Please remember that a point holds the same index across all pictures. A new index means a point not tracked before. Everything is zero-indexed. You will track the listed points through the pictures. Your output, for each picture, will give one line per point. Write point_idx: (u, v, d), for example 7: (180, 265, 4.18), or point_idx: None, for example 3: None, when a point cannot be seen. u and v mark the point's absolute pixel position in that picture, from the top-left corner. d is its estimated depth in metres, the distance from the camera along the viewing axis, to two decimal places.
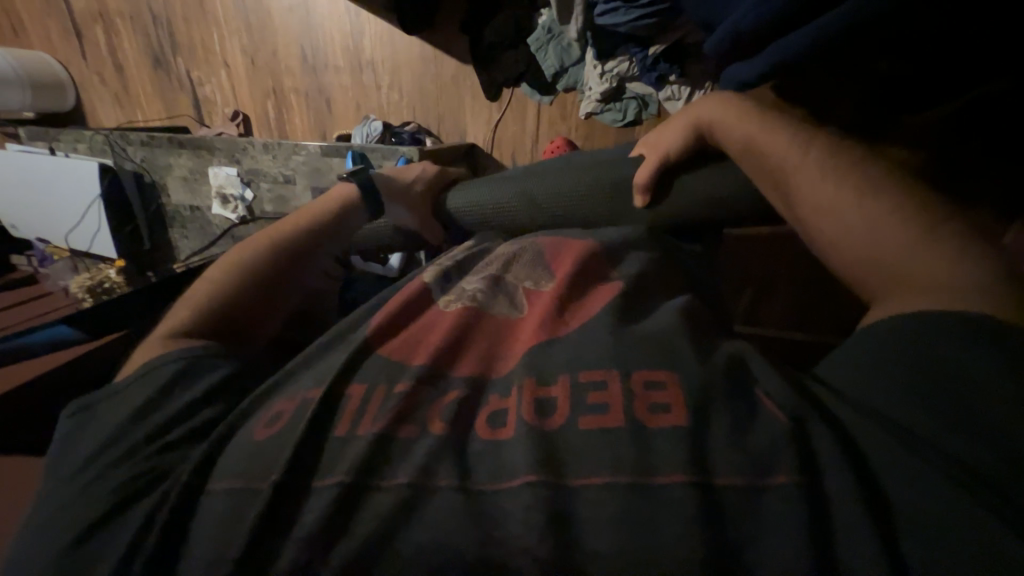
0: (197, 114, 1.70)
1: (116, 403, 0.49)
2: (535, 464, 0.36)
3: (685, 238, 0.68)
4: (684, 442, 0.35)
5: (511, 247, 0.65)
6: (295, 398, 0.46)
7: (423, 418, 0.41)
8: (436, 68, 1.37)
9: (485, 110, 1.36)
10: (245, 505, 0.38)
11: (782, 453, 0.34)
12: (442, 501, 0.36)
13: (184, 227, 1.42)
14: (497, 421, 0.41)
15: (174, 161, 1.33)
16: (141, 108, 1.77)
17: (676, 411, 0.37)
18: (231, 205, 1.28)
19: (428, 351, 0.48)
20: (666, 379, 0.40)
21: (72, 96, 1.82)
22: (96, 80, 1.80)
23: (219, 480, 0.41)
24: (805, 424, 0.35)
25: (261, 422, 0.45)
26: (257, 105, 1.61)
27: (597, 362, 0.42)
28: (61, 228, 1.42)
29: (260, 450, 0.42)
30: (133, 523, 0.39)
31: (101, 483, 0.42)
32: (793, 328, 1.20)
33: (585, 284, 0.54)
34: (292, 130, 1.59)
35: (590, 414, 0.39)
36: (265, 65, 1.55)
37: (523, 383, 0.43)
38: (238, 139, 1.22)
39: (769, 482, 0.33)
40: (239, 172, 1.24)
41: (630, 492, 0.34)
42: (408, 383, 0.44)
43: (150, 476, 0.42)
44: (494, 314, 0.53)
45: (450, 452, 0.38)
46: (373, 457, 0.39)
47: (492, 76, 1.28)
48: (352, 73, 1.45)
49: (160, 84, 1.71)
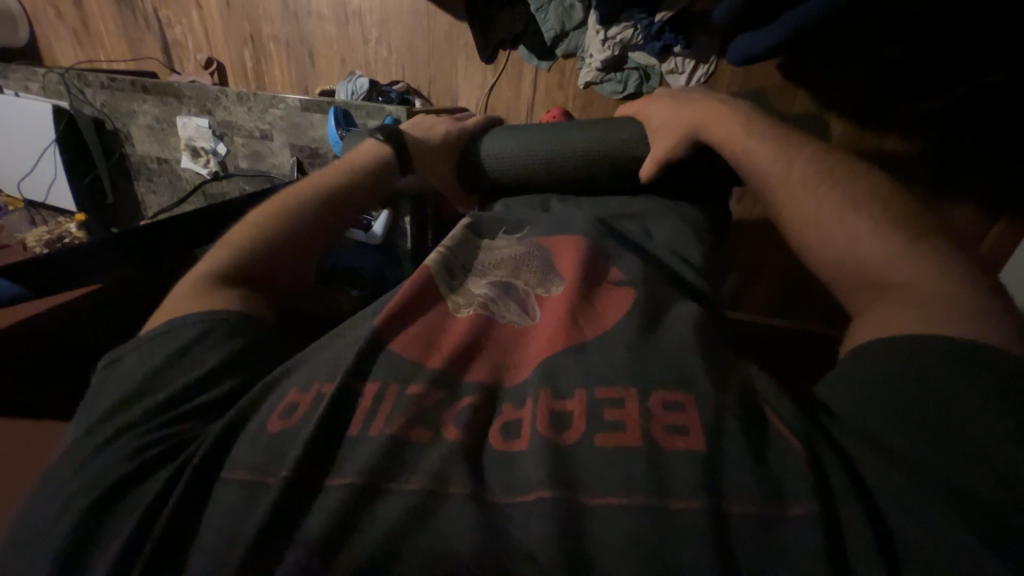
0: (166, 59, 1.57)
1: (138, 362, 0.47)
2: (550, 480, 0.35)
3: (688, 245, 0.63)
4: (700, 464, 0.35)
5: (518, 247, 0.61)
6: (308, 388, 0.44)
7: (438, 422, 0.40)
8: (429, 25, 1.28)
9: (480, 74, 1.29)
10: (249, 505, 0.37)
11: (795, 477, 0.34)
12: (453, 510, 0.34)
13: (151, 180, 1.33)
14: (511, 432, 0.40)
15: (139, 108, 1.24)
16: (103, 47, 1.63)
17: (693, 432, 0.37)
18: (203, 159, 1.20)
19: (441, 355, 0.45)
20: (683, 401, 0.39)
21: (24, 29, 1.66)
22: (51, 12, 1.63)
23: (230, 467, 0.39)
24: (818, 447, 0.36)
25: (275, 413, 0.42)
26: (232, 53, 1.49)
27: (612, 378, 0.41)
28: (15, 174, 1.31)
29: (273, 443, 0.40)
30: (150, 495, 0.38)
31: (122, 445, 0.40)
32: (770, 315, 1.22)
33: (598, 294, 0.51)
34: (271, 83, 1.49)
35: (604, 431, 0.38)
36: (242, 8, 1.42)
37: (538, 395, 0.41)
38: (210, 88, 1.14)
39: (789, 513, 0.32)
40: (211, 124, 1.16)
41: (645, 510, 0.33)
42: (421, 386, 0.42)
43: (173, 445, 0.41)
44: (504, 324, 0.50)
45: (464, 463, 0.37)
46: (385, 461, 0.37)
47: (489, 37, 1.19)
48: (339, 25, 1.35)
49: (124, 22, 1.56)
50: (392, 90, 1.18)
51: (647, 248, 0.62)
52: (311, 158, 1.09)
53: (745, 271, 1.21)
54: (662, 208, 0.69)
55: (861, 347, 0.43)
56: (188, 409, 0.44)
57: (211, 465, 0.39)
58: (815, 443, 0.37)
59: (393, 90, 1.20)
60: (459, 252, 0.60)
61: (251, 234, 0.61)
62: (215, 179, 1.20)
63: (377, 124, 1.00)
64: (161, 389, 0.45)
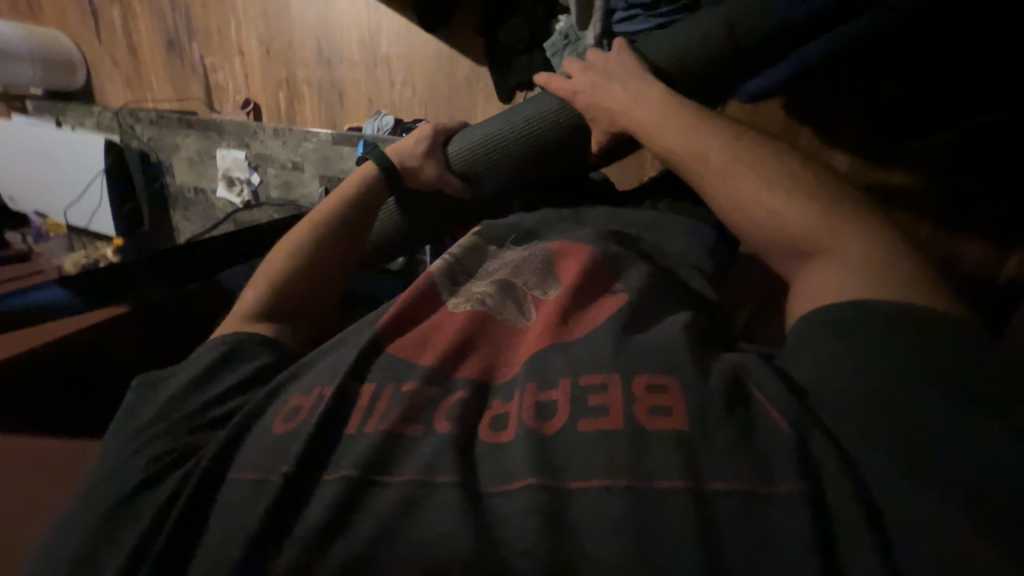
0: (206, 99, 1.69)
1: (171, 379, 0.51)
2: (535, 466, 0.36)
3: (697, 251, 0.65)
4: (682, 444, 0.35)
5: (520, 253, 0.62)
6: (310, 391, 0.45)
7: (429, 417, 0.41)
8: (450, 70, 1.38)
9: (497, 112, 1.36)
10: (256, 497, 0.37)
11: (782, 458, 0.34)
12: (443, 496, 0.35)
13: (186, 207, 1.40)
14: (499, 424, 0.41)
15: (181, 142, 1.34)
16: (152, 91, 1.77)
17: (675, 414, 0.37)
18: (237, 188, 1.27)
19: (433, 352, 0.46)
20: (666, 383, 0.39)
21: (83, 76, 1.82)
22: (109, 61, 1.79)
23: (238, 466, 0.41)
24: (798, 423, 0.36)
25: (278, 415, 0.44)
26: (267, 95, 1.61)
27: (597, 367, 0.42)
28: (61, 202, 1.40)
29: (277, 441, 0.41)
30: (161, 498, 0.41)
31: (142, 455, 0.43)
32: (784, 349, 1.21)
33: (590, 298, 0.52)
34: (302, 123, 1.60)
35: (589, 417, 0.38)
36: (279, 55, 1.55)
37: (524, 387, 0.42)
38: (249, 124, 1.23)
39: (775, 491, 0.33)
40: (247, 156, 1.24)
41: (628, 489, 0.33)
42: (415, 382, 0.43)
43: (184, 455, 0.43)
44: (499, 319, 0.51)
45: (453, 454, 0.38)
46: (379, 453, 0.38)
47: (508, 79, 1.27)
48: (366, 69, 1.46)
49: (173, 68, 1.71)
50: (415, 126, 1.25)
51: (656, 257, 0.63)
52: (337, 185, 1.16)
53: (756, 304, 1.21)
54: (667, 218, 0.70)
55: (817, 326, 0.43)
56: (208, 419, 0.46)
57: (222, 464, 0.41)
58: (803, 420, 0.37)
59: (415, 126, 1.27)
60: (466, 260, 0.62)
61: (263, 292, 0.60)
62: (245, 208, 1.28)
63: None
64: (183, 402, 0.47)
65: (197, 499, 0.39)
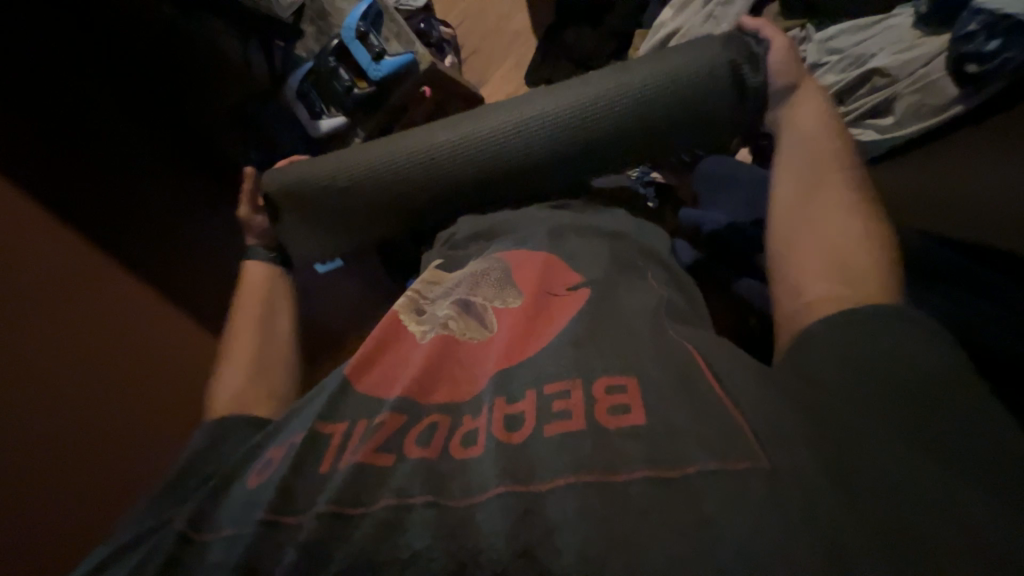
0: None
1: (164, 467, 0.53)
2: (505, 477, 0.38)
3: (669, 269, 0.62)
4: (641, 438, 0.38)
5: (479, 262, 0.62)
6: (283, 442, 0.47)
7: (399, 446, 0.42)
8: (501, 13, 1.34)
9: (517, 53, 1.31)
10: (229, 552, 0.39)
11: (735, 440, 0.37)
12: (416, 519, 0.37)
13: None
14: (469, 440, 0.42)
15: None
16: None
17: (634, 410, 0.40)
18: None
19: (401, 384, 0.47)
20: (625, 384, 0.42)
21: None
22: None
23: (212, 527, 0.42)
24: (751, 411, 0.39)
25: (253, 470, 0.46)
26: None
27: (559, 374, 0.44)
28: None
29: (249, 497, 0.42)
30: (133, 563, 0.43)
31: (129, 530, 0.46)
32: None
33: (552, 304, 0.54)
34: None
35: (554, 421, 0.41)
36: None
37: (493, 403, 0.44)
38: None
39: (728, 471, 0.35)
40: None
41: (590, 485, 0.36)
42: (386, 413, 0.44)
43: (157, 523, 0.46)
44: (464, 339, 0.52)
45: (424, 477, 0.40)
46: (353, 491, 0.39)
47: (555, 33, 1.23)
48: None
49: None
50: (432, 28, 1.19)
51: (631, 253, 0.62)
52: (317, 18, 1.01)
53: None
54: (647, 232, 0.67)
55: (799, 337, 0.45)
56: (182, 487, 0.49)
57: (194, 525, 0.42)
58: (753, 406, 0.39)
59: (435, 28, 1.22)
60: (424, 291, 0.61)
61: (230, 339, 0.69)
62: None
63: (397, 47, 1.00)
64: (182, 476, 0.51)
65: (166, 563, 0.40)
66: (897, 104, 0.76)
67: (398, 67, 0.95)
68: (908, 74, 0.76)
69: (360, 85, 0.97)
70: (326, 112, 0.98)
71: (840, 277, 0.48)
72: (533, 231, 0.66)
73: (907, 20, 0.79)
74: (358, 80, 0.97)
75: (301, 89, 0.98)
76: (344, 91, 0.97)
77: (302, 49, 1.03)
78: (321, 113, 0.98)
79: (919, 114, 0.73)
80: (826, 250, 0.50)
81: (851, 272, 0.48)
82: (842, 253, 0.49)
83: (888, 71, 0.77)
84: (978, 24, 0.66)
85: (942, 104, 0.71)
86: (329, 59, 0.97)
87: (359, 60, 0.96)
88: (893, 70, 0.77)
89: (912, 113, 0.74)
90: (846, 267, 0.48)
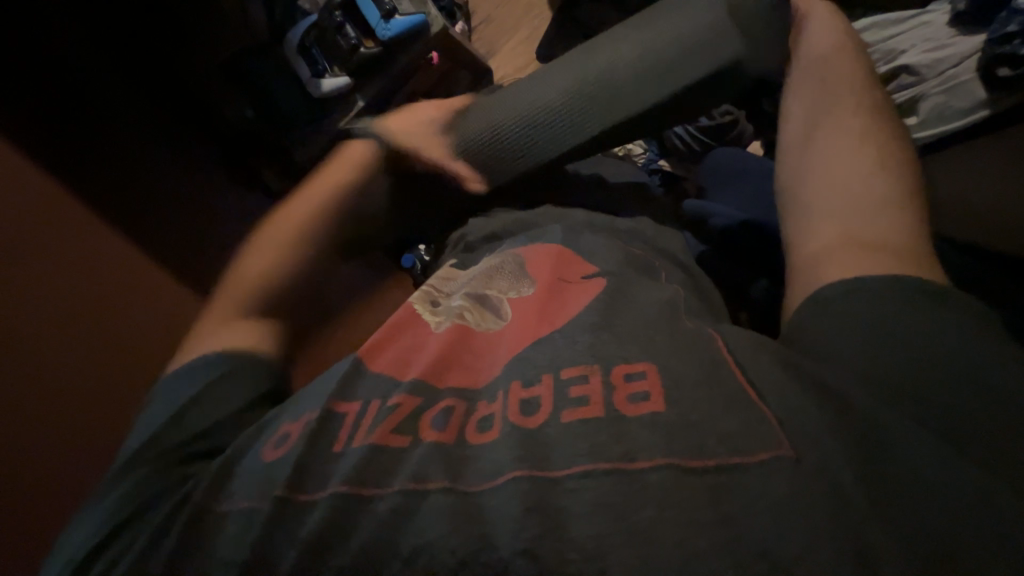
0: None
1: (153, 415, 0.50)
2: (520, 461, 0.37)
3: (686, 274, 0.60)
4: (663, 432, 0.37)
5: (494, 257, 0.61)
6: (299, 418, 0.45)
7: (415, 427, 0.42)
8: None
9: (528, 25, 1.28)
10: (247, 525, 0.39)
11: (762, 440, 0.36)
12: (430, 499, 0.37)
13: None
14: (484, 423, 0.42)
15: None
16: None
17: (654, 398, 0.39)
18: None
19: (416, 368, 0.46)
20: (644, 369, 0.41)
21: None
22: None
23: (228, 498, 0.41)
24: (775, 410, 0.38)
25: (268, 443, 0.44)
26: None
27: (578, 360, 0.43)
28: None
29: (266, 471, 0.41)
30: (147, 528, 0.42)
31: (126, 481, 0.44)
32: None
33: (569, 289, 0.53)
34: None
35: (572, 407, 0.40)
36: None
37: (509, 387, 0.43)
38: None
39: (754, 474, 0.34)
40: None
41: (608, 474, 0.35)
42: (402, 394, 0.44)
43: (166, 482, 0.44)
44: (479, 329, 0.51)
45: (439, 457, 0.39)
46: (366, 469, 0.39)
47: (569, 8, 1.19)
48: None
49: None
50: None
51: (646, 257, 0.60)
52: None
53: None
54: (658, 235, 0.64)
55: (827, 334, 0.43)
56: (188, 439, 0.46)
57: (211, 497, 0.41)
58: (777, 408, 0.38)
59: None
60: (437, 285, 0.60)
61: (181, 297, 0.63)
62: None
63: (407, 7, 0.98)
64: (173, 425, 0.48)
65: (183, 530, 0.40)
66: (921, 105, 0.68)
67: (406, 27, 0.97)
68: (937, 72, 0.67)
69: (366, 44, 1.00)
70: (329, 69, 1.00)
71: (876, 257, 0.46)
72: (548, 229, 0.64)
73: (943, 17, 0.71)
74: (365, 39, 1.00)
75: (303, 44, 1.01)
76: (350, 47, 0.99)
77: (308, 2, 1.05)
78: (324, 70, 1.00)
79: (941, 117, 0.66)
80: (858, 231, 0.48)
81: (881, 251, 0.46)
82: (880, 236, 0.47)
83: (915, 69, 0.69)
84: (1018, 25, 0.58)
85: (970, 105, 0.63)
86: (334, 12, 0.99)
87: (368, 18, 0.99)
88: (921, 69, 0.69)
89: (936, 114, 0.66)
90: (877, 253, 0.46)
